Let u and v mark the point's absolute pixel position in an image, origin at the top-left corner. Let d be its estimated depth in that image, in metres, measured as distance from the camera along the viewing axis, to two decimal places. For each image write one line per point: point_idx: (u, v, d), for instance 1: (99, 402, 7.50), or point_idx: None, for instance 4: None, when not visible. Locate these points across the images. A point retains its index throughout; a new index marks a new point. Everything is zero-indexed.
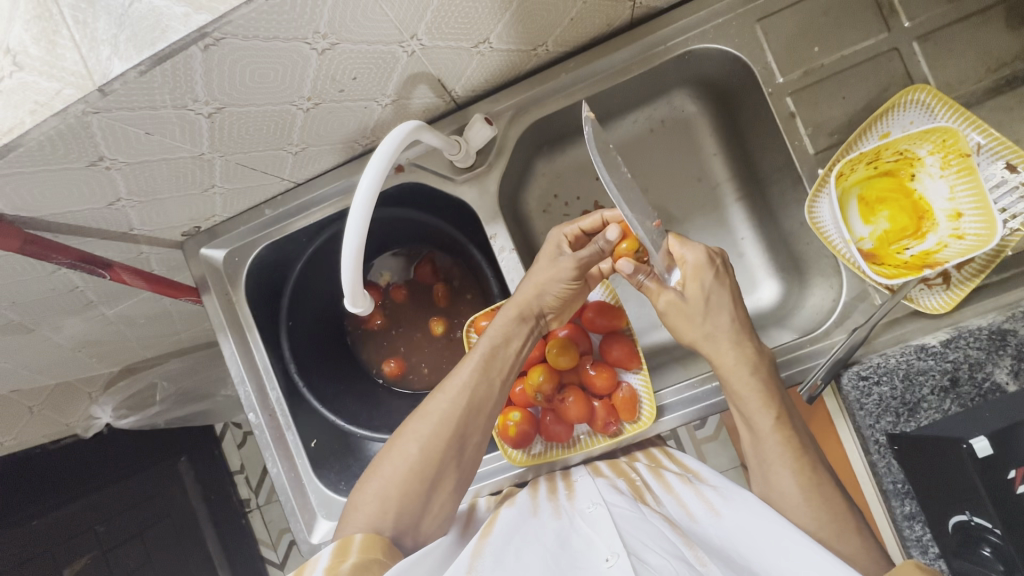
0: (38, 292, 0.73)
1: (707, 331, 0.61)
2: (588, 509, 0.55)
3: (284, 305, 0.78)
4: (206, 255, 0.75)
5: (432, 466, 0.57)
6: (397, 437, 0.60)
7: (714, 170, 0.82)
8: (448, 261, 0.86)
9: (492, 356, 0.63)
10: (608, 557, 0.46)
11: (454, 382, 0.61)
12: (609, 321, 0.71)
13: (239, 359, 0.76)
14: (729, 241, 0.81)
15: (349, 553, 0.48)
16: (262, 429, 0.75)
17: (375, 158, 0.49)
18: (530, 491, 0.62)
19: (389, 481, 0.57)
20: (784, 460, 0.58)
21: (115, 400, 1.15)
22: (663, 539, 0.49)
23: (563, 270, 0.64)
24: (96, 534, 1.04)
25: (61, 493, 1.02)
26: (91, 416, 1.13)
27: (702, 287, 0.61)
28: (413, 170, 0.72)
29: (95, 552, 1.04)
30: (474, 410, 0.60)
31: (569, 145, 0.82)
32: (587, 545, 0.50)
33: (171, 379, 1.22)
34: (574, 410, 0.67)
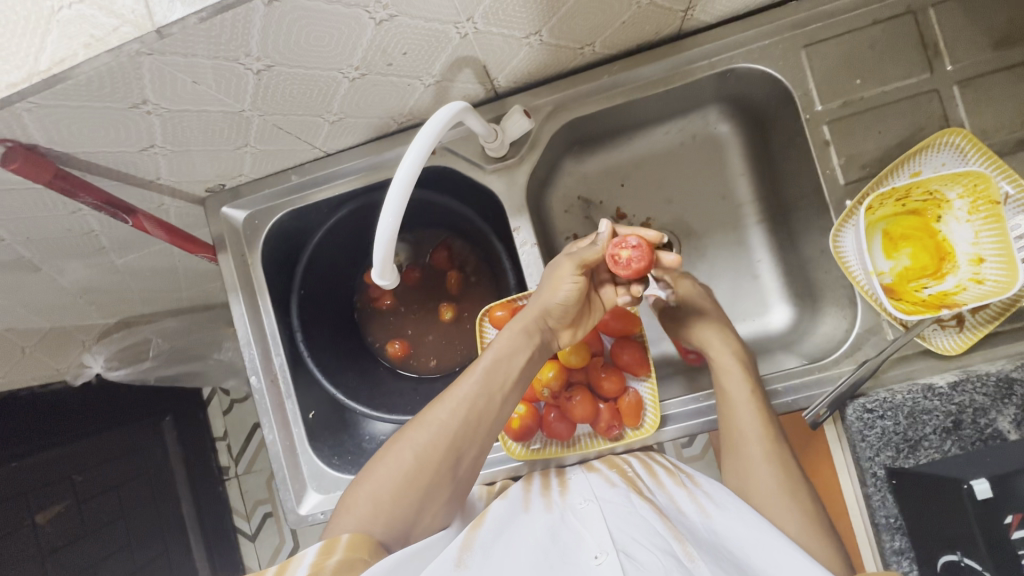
0: (55, 232, 0.73)
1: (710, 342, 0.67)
2: (580, 504, 0.56)
3: (298, 274, 0.78)
4: (227, 214, 0.75)
5: (429, 474, 0.57)
6: (395, 441, 0.60)
7: (737, 191, 0.83)
8: (466, 248, 0.86)
9: (494, 370, 0.61)
10: (596, 555, 0.47)
11: (456, 393, 0.60)
12: (625, 325, 0.70)
13: (250, 321, 0.75)
14: (746, 261, 0.82)
15: (335, 551, 0.49)
16: (262, 395, 0.74)
17: (418, 138, 0.48)
18: (524, 484, 0.62)
19: (382, 486, 0.56)
20: (759, 435, 0.61)
21: (108, 350, 1.18)
22: (649, 531, 0.50)
23: (564, 271, 0.62)
24: (73, 483, 1.09)
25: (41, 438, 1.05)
26: (82, 364, 1.15)
27: (694, 292, 0.69)
28: (445, 154, 0.72)
29: (70, 500, 1.08)
30: (474, 422, 0.59)
31: (599, 148, 0.83)
32: (576, 539, 0.51)
33: (165, 336, 1.25)
34: (581, 409, 0.65)
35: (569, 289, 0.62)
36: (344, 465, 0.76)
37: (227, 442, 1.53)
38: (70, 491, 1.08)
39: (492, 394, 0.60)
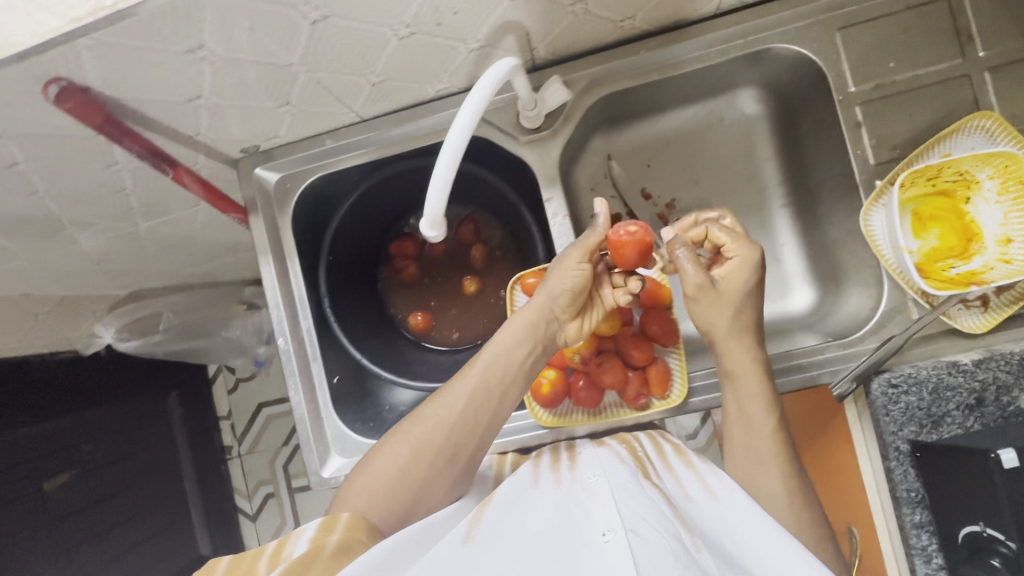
0: (88, 190, 0.73)
1: (721, 330, 0.63)
2: (589, 480, 0.57)
3: (327, 239, 0.79)
4: (259, 175, 0.75)
5: (424, 470, 0.59)
6: (395, 434, 0.62)
7: (762, 175, 0.85)
8: (491, 223, 0.87)
9: (492, 370, 0.62)
10: (603, 532, 0.47)
11: (454, 389, 0.62)
12: (651, 294, 0.68)
13: (279, 284, 0.76)
14: (769, 244, 0.84)
15: (334, 529, 0.51)
16: (289, 357, 0.75)
17: (471, 97, 0.49)
18: (533, 462, 0.64)
19: (380, 476, 0.59)
20: (775, 461, 0.61)
21: (118, 322, 1.31)
22: (656, 511, 0.50)
23: (568, 261, 0.62)
24: (78, 453, 1.20)
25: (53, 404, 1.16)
26: (91, 334, 1.27)
27: (742, 282, 0.62)
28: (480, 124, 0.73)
29: (76, 469, 1.18)
30: (470, 419, 0.61)
31: (627, 127, 0.84)
32: (585, 516, 0.51)
33: (174, 311, 1.38)
34: (609, 377, 0.65)
35: (575, 277, 0.61)
36: (367, 430, 0.77)
37: (229, 423, 1.69)
38: (77, 461, 1.19)
39: (491, 394, 0.62)
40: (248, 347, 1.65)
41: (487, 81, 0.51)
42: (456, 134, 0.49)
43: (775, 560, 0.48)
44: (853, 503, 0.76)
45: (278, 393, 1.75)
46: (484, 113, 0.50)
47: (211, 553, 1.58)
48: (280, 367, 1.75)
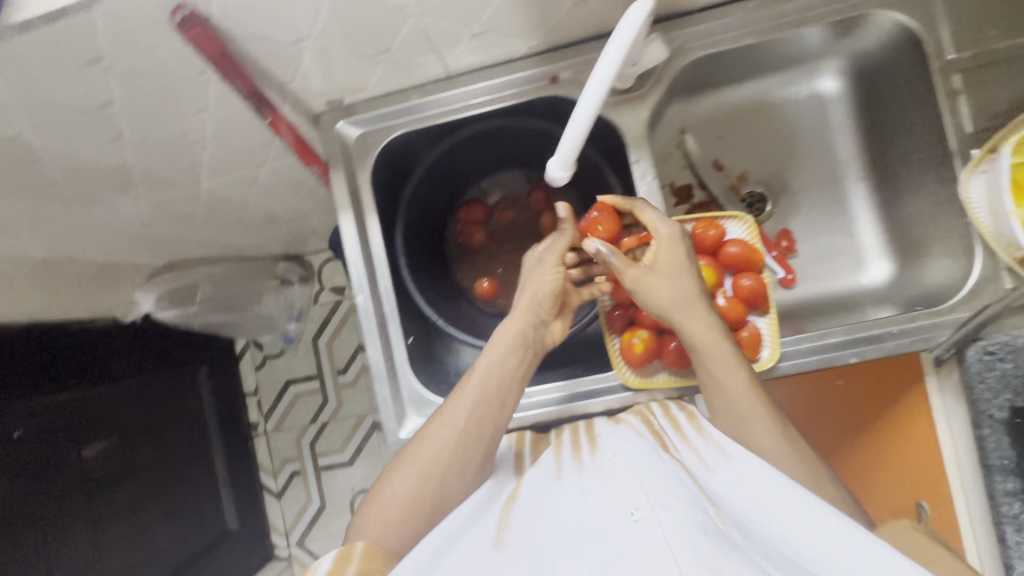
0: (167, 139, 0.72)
1: (674, 296, 0.62)
2: (609, 459, 0.55)
3: (405, 197, 0.78)
4: (341, 129, 0.74)
5: (433, 487, 0.63)
6: (403, 459, 0.66)
7: (837, 150, 0.84)
8: (562, 189, 0.85)
9: (485, 383, 0.66)
10: (631, 510, 0.44)
11: (450, 408, 0.66)
12: (748, 258, 0.66)
13: (357, 239, 0.74)
14: (842, 219, 0.84)
15: (351, 558, 0.54)
16: (369, 314, 0.74)
17: (617, 37, 0.50)
18: (555, 450, 0.62)
19: (393, 501, 0.62)
20: (761, 420, 0.59)
21: (159, 290, 1.36)
22: (682, 487, 0.47)
23: (546, 264, 0.71)
24: (118, 421, 1.25)
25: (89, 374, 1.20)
26: (134, 301, 1.33)
27: (675, 257, 0.63)
28: (569, 83, 0.71)
29: (115, 437, 1.24)
30: (471, 431, 0.64)
31: (703, 97, 0.84)
32: (606, 494, 0.48)
33: (211, 282, 1.44)
34: (706, 337, 0.64)
35: (554, 279, 0.70)
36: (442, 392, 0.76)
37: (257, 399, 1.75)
38: (115, 429, 1.24)
39: (489, 405, 0.65)
40: (278, 325, 1.67)
41: (628, 19, 0.51)
42: (597, 79, 0.51)
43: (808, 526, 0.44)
44: (921, 481, 0.77)
45: (306, 370, 1.74)
46: (623, 61, 0.52)
47: (238, 528, 1.58)
48: (308, 345, 1.74)
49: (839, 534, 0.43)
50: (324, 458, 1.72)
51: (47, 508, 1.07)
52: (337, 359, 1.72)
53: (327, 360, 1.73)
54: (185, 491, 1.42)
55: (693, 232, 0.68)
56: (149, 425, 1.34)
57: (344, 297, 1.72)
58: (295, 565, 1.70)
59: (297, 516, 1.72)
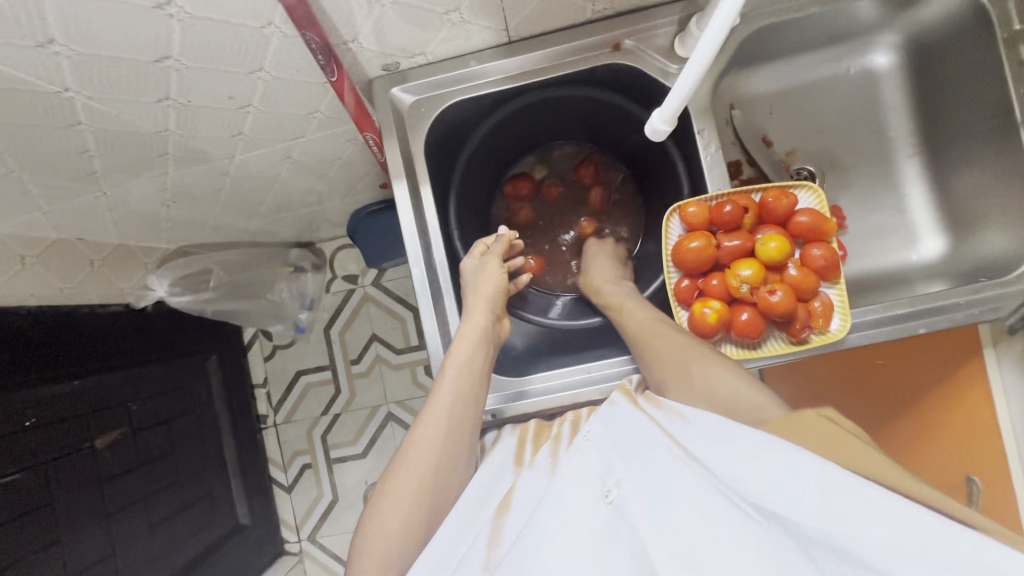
0: (214, 105, 0.69)
1: (594, 287, 0.77)
2: (586, 442, 0.57)
3: (460, 168, 0.79)
4: (395, 96, 0.72)
5: (428, 493, 0.60)
6: (390, 472, 0.63)
7: (888, 125, 0.84)
8: (609, 164, 0.87)
9: (460, 376, 0.65)
10: (605, 495, 0.49)
11: (431, 409, 0.64)
12: (819, 228, 0.66)
13: (412, 209, 0.72)
14: (894, 194, 0.84)
15: None
16: (424, 289, 0.70)
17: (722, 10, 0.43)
18: (545, 449, 0.63)
19: (389, 513, 0.59)
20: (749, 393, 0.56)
21: (171, 276, 1.29)
22: (648, 456, 0.49)
23: (491, 265, 0.72)
24: (127, 410, 1.20)
25: (101, 359, 1.15)
26: (147, 286, 1.26)
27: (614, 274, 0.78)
28: (632, 51, 0.70)
29: (125, 427, 1.19)
30: (455, 424, 0.63)
31: (755, 71, 0.83)
32: (582, 485, 0.50)
33: (224, 268, 1.38)
34: (783, 305, 0.63)
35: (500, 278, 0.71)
36: (497, 368, 0.74)
37: (266, 390, 1.70)
38: (125, 419, 1.20)
39: (467, 396, 0.64)
40: (289, 314, 1.60)
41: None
42: (702, 54, 0.49)
43: (763, 455, 0.43)
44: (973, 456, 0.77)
45: (318, 361, 1.69)
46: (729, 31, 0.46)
47: (250, 522, 1.53)
48: (320, 335, 1.70)
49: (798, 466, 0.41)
50: (337, 450, 1.67)
51: (58, 499, 1.01)
52: (350, 348, 1.68)
53: (339, 350, 1.68)
54: (196, 483, 1.37)
55: (761, 201, 0.68)
56: (158, 414, 1.29)
57: (357, 286, 1.68)
58: (307, 561, 1.65)
59: (308, 511, 1.66)
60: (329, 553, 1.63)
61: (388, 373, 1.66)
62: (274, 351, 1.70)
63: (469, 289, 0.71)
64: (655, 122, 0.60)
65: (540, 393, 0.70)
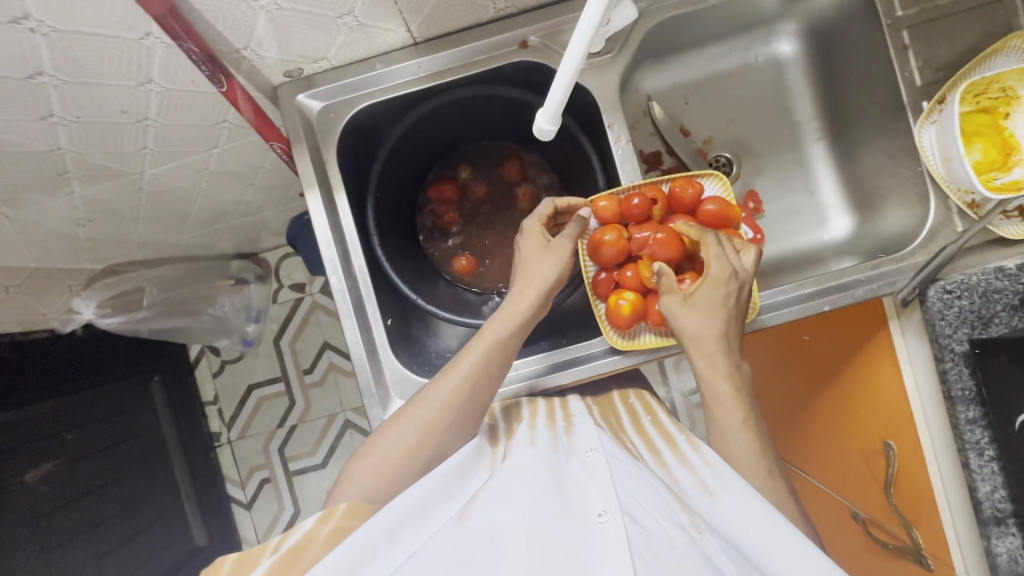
0: (106, 122, 0.66)
1: (696, 332, 0.60)
2: (586, 453, 0.56)
3: (375, 173, 0.76)
4: (301, 103, 0.70)
5: (429, 451, 0.61)
6: (397, 417, 0.64)
7: (795, 111, 0.87)
8: (536, 161, 0.86)
9: (495, 349, 0.64)
10: (599, 512, 0.44)
11: (454, 370, 0.63)
12: (724, 215, 0.68)
13: (327, 218, 0.71)
14: (805, 177, 0.87)
15: (332, 517, 0.51)
16: (343, 299, 0.70)
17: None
18: (531, 425, 0.64)
19: (386, 456, 0.61)
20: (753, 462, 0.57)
21: (98, 297, 1.25)
22: (656, 497, 0.48)
23: (559, 248, 0.68)
24: (64, 440, 1.15)
25: (30, 390, 1.10)
26: (72, 310, 1.22)
27: (710, 296, 0.61)
28: (539, 49, 0.70)
29: (61, 459, 1.14)
30: (470, 401, 0.63)
31: (666, 63, 0.84)
32: (581, 491, 0.48)
33: (159, 286, 1.34)
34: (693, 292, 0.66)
35: (563, 264, 0.67)
36: (424, 371, 0.74)
37: (217, 408, 1.65)
38: (61, 450, 1.14)
39: (488, 377, 0.64)
40: (235, 326, 1.55)
41: None
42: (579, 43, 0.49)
43: (778, 538, 0.45)
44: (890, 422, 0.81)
45: (269, 373, 1.66)
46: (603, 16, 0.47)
47: (207, 544, 1.49)
48: (270, 346, 1.66)
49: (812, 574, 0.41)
50: (295, 462, 1.64)
51: None
52: (301, 358, 1.65)
53: (291, 360, 1.65)
54: (146, 508, 1.33)
55: (670, 192, 0.70)
56: (99, 440, 1.24)
57: (305, 294, 1.64)
58: None
59: (270, 526, 1.63)
60: None
61: (342, 380, 1.64)
62: (223, 367, 1.66)
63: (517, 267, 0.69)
64: (540, 122, 0.58)
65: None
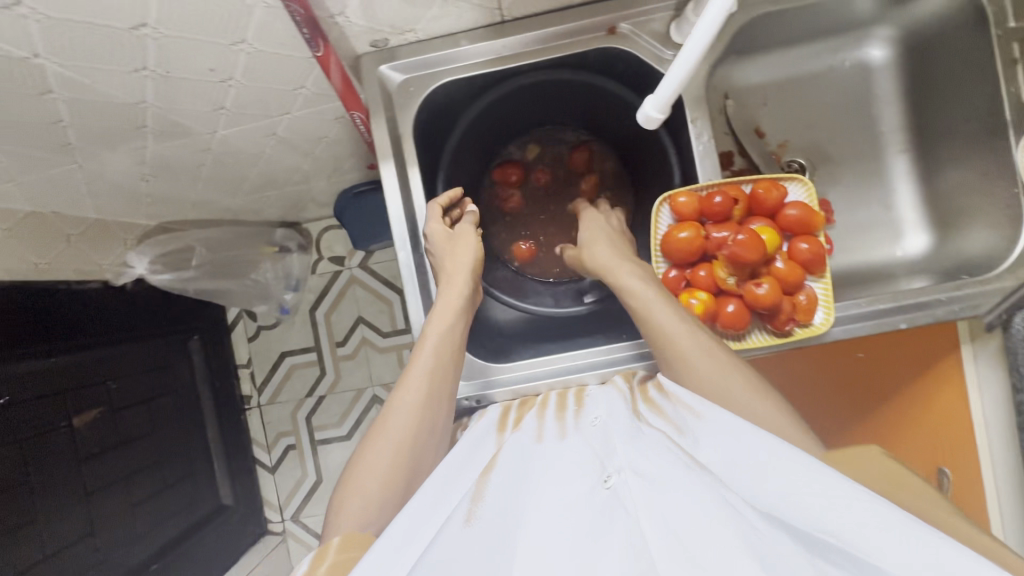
0: (192, 79, 0.66)
1: (609, 263, 0.70)
2: (591, 426, 0.59)
3: (448, 150, 0.77)
4: (383, 74, 0.70)
5: (407, 459, 0.60)
6: (371, 441, 0.62)
7: (879, 120, 0.84)
8: (607, 153, 0.86)
9: (443, 340, 0.65)
10: (604, 480, 0.49)
11: (412, 373, 0.64)
12: (807, 222, 0.66)
13: (398, 192, 0.70)
14: (882, 189, 0.84)
15: (327, 555, 0.50)
16: (410, 274, 0.71)
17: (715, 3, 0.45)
18: (536, 414, 0.65)
19: (368, 476, 0.59)
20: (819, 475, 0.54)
21: (152, 253, 1.28)
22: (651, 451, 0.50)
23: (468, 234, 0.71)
24: (108, 387, 1.19)
25: (80, 337, 1.13)
26: (127, 264, 1.25)
27: (594, 228, 0.76)
28: (627, 36, 0.69)
29: (104, 407, 1.17)
30: (432, 390, 0.63)
31: (750, 61, 0.82)
32: (583, 466, 0.52)
33: (208, 247, 1.36)
34: (768, 296, 0.63)
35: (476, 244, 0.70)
36: (480, 351, 0.75)
37: (250, 371, 1.69)
38: (104, 398, 1.18)
39: (444, 365, 0.65)
40: (275, 293, 1.57)
41: None
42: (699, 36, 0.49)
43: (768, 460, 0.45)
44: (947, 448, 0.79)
45: (302, 342, 1.68)
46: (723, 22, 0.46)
47: (232, 502, 1.53)
48: (306, 316, 1.68)
49: (806, 479, 0.41)
50: (321, 431, 1.67)
51: (38, 476, 1.01)
52: (336, 330, 1.67)
53: (325, 331, 1.67)
54: (177, 462, 1.36)
55: (751, 192, 0.68)
56: (138, 393, 1.27)
57: (344, 267, 1.66)
58: (289, 541, 1.65)
59: (293, 490, 1.66)
60: (312, 533, 1.64)
61: (374, 356, 1.66)
62: (259, 331, 1.68)
63: (445, 259, 0.69)
64: (649, 109, 0.60)
65: (528, 379, 0.72)
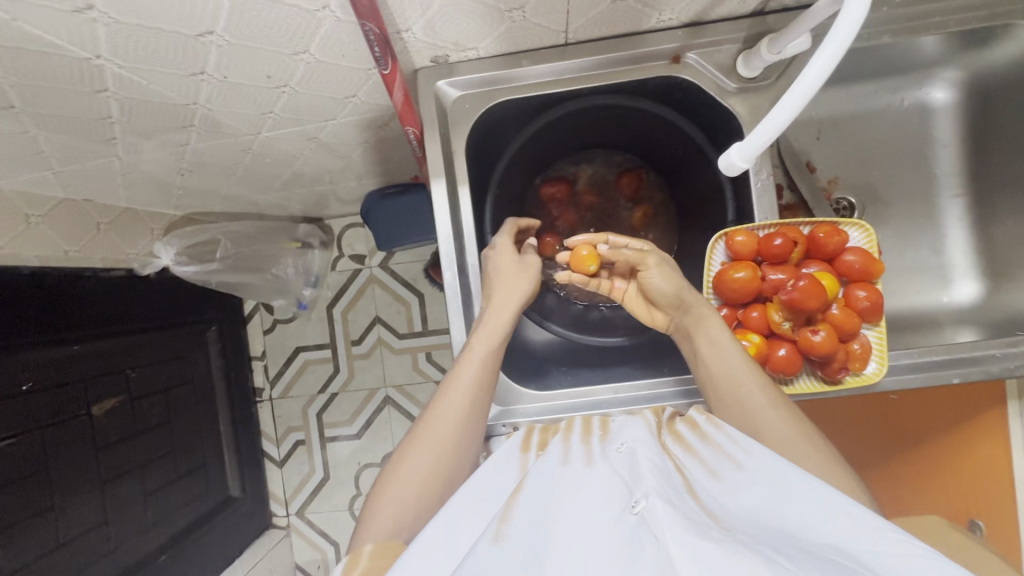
0: (246, 85, 0.65)
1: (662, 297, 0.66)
2: (619, 447, 0.53)
3: (500, 164, 0.77)
4: (440, 90, 0.68)
5: (440, 477, 0.59)
6: (404, 453, 0.61)
7: (935, 163, 0.82)
8: (656, 180, 0.86)
9: (488, 362, 0.64)
10: (633, 503, 0.43)
11: (452, 391, 0.62)
12: (868, 269, 0.65)
13: (447, 209, 0.69)
14: (933, 233, 0.82)
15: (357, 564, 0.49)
16: (456, 292, 0.70)
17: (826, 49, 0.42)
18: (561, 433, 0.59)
19: (401, 487, 0.58)
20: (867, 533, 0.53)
21: (180, 243, 1.24)
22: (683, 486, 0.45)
23: (525, 268, 0.68)
24: (127, 375, 1.18)
25: (105, 324, 1.12)
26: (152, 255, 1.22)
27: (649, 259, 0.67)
28: (692, 66, 0.67)
29: (124, 396, 1.17)
30: (471, 410, 0.62)
31: None
32: (609, 481, 0.46)
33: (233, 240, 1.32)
34: (823, 344, 0.62)
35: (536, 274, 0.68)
36: (517, 375, 0.74)
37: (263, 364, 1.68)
38: (124, 387, 1.17)
39: (484, 387, 0.63)
40: (293, 289, 1.53)
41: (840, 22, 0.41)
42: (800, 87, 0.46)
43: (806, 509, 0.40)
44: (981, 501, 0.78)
45: (318, 339, 1.67)
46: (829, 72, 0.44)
47: (240, 494, 1.53)
48: (323, 312, 1.66)
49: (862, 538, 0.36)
50: (331, 429, 1.66)
51: (58, 464, 1.00)
52: (352, 329, 1.66)
53: (341, 329, 1.66)
54: (190, 454, 1.35)
55: (811, 235, 0.67)
56: (156, 382, 1.26)
57: (365, 266, 1.64)
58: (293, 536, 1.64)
59: (299, 486, 1.66)
60: (317, 529, 1.63)
61: (389, 357, 1.65)
62: (274, 325, 1.67)
63: (496, 280, 0.67)
64: (732, 155, 0.56)
65: (566, 409, 0.70)
